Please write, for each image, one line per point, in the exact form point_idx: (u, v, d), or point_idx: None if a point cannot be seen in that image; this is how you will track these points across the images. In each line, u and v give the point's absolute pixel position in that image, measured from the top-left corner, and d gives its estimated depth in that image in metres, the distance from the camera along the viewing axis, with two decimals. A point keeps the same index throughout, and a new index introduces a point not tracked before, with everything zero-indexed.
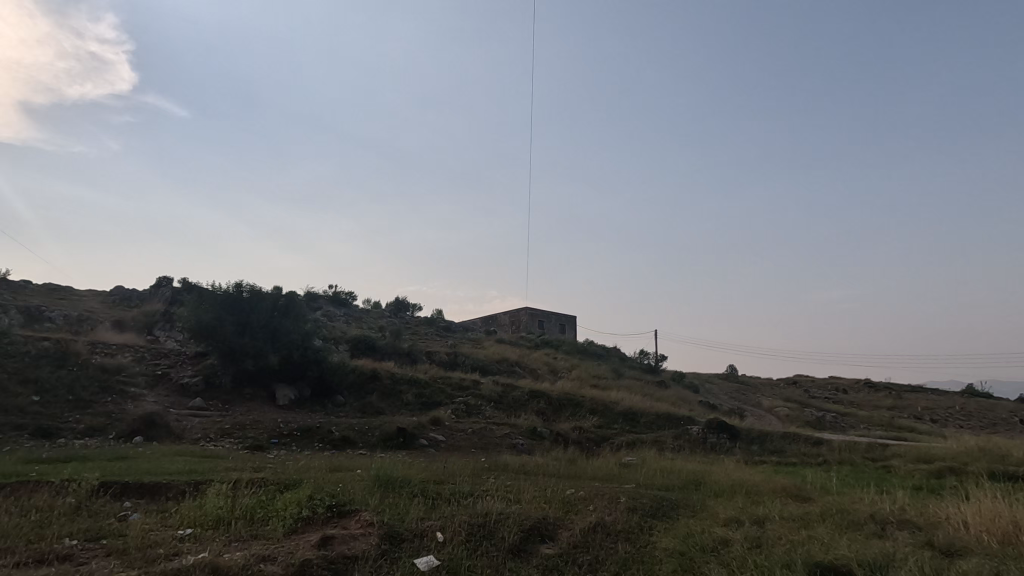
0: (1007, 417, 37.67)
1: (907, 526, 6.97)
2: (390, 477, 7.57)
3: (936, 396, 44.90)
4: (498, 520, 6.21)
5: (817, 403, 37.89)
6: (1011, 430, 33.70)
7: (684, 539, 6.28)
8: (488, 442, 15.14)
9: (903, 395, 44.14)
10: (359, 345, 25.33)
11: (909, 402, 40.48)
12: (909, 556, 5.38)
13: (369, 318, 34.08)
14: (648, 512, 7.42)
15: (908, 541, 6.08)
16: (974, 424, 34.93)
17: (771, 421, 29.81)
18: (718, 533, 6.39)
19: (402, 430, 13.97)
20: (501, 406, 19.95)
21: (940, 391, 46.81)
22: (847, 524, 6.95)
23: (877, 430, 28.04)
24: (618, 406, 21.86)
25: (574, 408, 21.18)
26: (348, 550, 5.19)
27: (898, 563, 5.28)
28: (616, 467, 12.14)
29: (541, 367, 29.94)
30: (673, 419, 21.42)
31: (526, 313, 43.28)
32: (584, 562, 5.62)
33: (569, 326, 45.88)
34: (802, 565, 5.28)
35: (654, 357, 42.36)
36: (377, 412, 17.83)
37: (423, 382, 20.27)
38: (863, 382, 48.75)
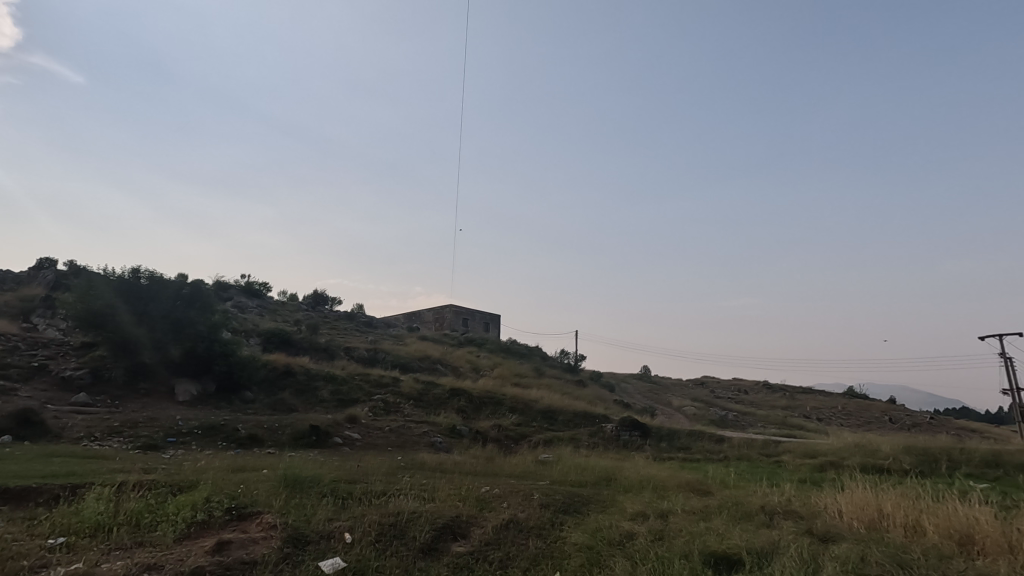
0: (880, 416, 42.04)
1: (791, 515, 7.61)
2: (298, 476, 7.25)
3: (822, 397, 49.51)
4: (410, 520, 6.11)
5: (721, 403, 40.50)
6: (882, 428, 37.74)
7: (593, 533, 6.49)
8: (406, 440, 14.88)
9: (795, 396, 48.27)
10: (272, 339, 24.06)
11: (800, 403, 44.23)
12: (791, 543, 5.88)
13: (285, 311, 32.49)
14: (560, 508, 7.60)
15: (792, 529, 6.64)
16: (853, 422, 38.70)
17: (680, 420, 31.51)
18: (625, 527, 6.67)
19: (315, 428, 13.40)
20: (421, 404, 19.66)
21: (826, 392, 51.54)
22: (740, 516, 7.47)
23: (772, 428, 30.36)
24: (537, 405, 22.18)
25: (494, 406, 21.29)
26: (246, 555, 4.91)
27: (780, 550, 5.76)
28: (532, 464, 12.36)
29: (464, 365, 29.86)
30: (590, 417, 22.09)
31: (450, 311, 42.99)
32: (494, 559, 5.64)
33: (493, 324, 46.09)
34: (699, 555, 5.62)
35: (574, 357, 43.55)
36: (289, 409, 16.99)
37: (340, 379, 19.58)
38: (762, 383, 52.80)
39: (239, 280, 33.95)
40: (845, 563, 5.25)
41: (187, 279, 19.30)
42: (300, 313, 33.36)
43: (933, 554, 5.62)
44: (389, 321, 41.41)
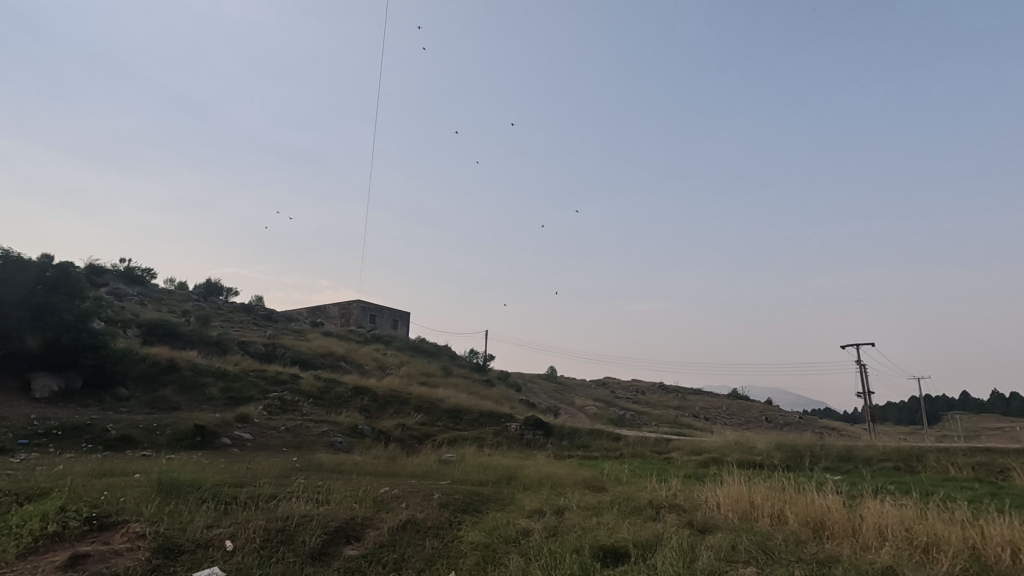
0: (757, 416, 46.18)
1: (675, 508, 8.16)
2: (176, 481, 6.69)
3: (709, 397, 53.60)
4: (299, 524, 5.84)
5: (620, 403, 42.56)
6: (759, 426, 41.52)
7: (491, 532, 6.56)
8: (303, 440, 14.18)
9: (686, 396, 51.86)
10: (155, 331, 21.98)
11: (690, 403, 47.55)
12: (673, 534, 6.30)
13: (171, 300, 29.78)
14: (459, 507, 7.60)
15: (675, 522, 7.12)
16: (735, 422, 42.19)
17: (582, 419, 32.71)
18: (521, 525, 6.80)
19: (200, 428, 12.42)
20: (321, 403, 18.84)
21: (713, 395, 55.84)
22: (630, 510, 7.88)
23: (664, 427, 32.38)
24: (443, 404, 22.05)
25: (399, 405, 20.89)
26: (105, 570, 4.44)
27: (663, 540, 6.16)
28: (435, 463, 12.30)
29: (369, 363, 29.02)
30: (495, 416, 22.34)
31: (357, 307, 41.61)
32: (388, 561, 5.52)
33: (402, 322, 45.22)
34: (589, 550, 5.87)
35: (483, 356, 43.85)
36: (172, 407, 15.62)
37: (232, 375, 18.29)
38: (657, 386, 56.22)
39: (118, 265, 30.69)
40: (719, 551, 5.71)
41: (51, 261, 17.12)
42: (190, 303, 30.77)
43: (791, 540, 6.27)
44: (290, 315, 39.28)
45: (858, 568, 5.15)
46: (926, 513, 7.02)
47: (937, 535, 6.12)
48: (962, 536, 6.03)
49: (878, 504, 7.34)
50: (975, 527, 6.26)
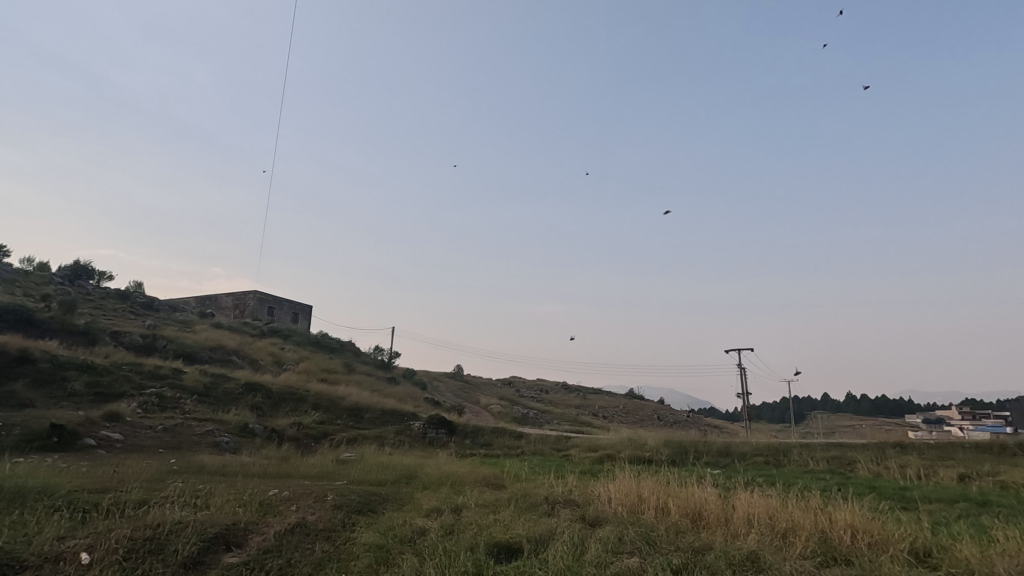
0: (651, 414, 49.05)
1: (569, 503, 8.45)
2: (22, 488, 5.90)
3: (608, 397, 56.19)
4: (172, 532, 5.37)
5: (524, 401, 43.41)
6: (651, 424, 44.16)
7: (385, 532, 6.42)
8: (184, 440, 13.05)
9: (587, 396, 53.96)
10: (5, 317, 19.22)
11: (591, 402, 49.50)
12: (565, 529, 6.53)
13: (27, 283, 26.16)
14: (353, 509, 7.36)
15: (568, 517, 7.39)
16: (630, 420, 44.52)
17: (486, 417, 33.00)
18: (417, 524, 6.72)
19: (57, 428, 11.02)
20: (207, 400, 17.46)
21: (612, 394, 58.56)
22: (526, 507, 8.06)
23: (565, 425, 33.46)
24: (344, 402, 21.26)
25: (295, 403, 19.85)
26: None
27: (555, 535, 6.38)
28: (332, 463, 11.83)
29: (264, 358, 27.30)
30: (398, 414, 21.88)
31: (253, 298, 38.94)
32: (272, 567, 5.23)
33: (303, 316, 43.05)
34: (484, 547, 5.94)
35: (388, 353, 42.82)
36: (24, 404, 13.75)
37: (101, 369, 16.43)
38: (560, 385, 58.00)
39: None
40: (606, 543, 6.01)
41: None
42: (51, 286, 27.20)
43: (672, 530, 6.73)
44: (174, 304, 35.92)
45: (728, 554, 5.64)
46: (787, 502, 7.84)
47: (794, 521, 6.83)
48: (814, 521, 6.78)
49: (748, 495, 8.06)
50: (825, 513, 7.06)
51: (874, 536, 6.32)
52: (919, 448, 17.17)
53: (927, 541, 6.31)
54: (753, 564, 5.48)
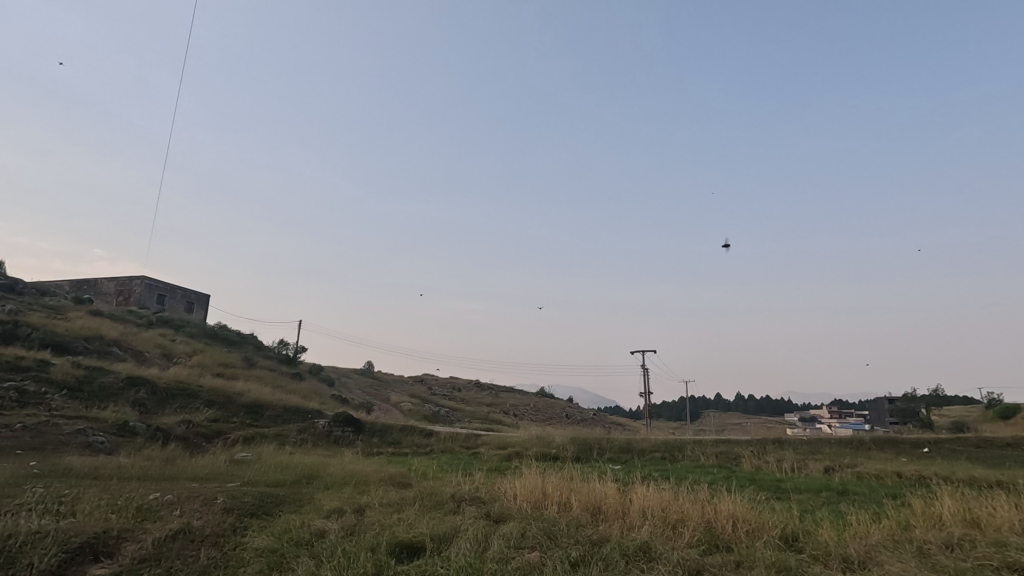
0: (560, 412, 50.44)
1: (475, 500, 8.49)
2: None
3: (519, 395, 57.13)
4: (26, 544, 4.78)
5: (436, 399, 43.07)
6: (559, 422, 45.46)
7: (279, 536, 6.10)
8: (49, 441, 11.65)
9: (499, 394, 54.52)
10: None
11: (502, 401, 50.06)
12: (470, 526, 6.56)
13: None
14: (246, 512, 6.93)
15: (474, 514, 7.42)
16: (540, 418, 45.57)
17: (396, 415, 32.34)
18: (315, 526, 6.45)
19: None
20: (80, 396, 15.71)
21: (523, 392, 59.59)
22: (431, 505, 8.00)
23: (475, 423, 33.55)
24: (241, 398, 19.96)
25: (186, 399, 18.38)
26: None
27: (459, 533, 6.38)
28: (225, 463, 11.09)
29: (151, 350, 25.00)
30: (301, 412, 20.89)
31: (141, 284, 35.51)
32: None
33: (198, 305, 39.92)
34: (385, 547, 5.83)
35: (294, 348, 40.80)
36: None
37: None
38: (473, 383, 58.18)
39: None
40: (509, 539, 6.11)
41: None
42: None
43: (572, 524, 6.96)
44: (43, 287, 31.95)
45: (623, 545, 5.92)
46: (679, 494, 8.38)
47: (684, 512, 7.31)
48: (701, 512, 7.28)
49: (644, 489, 8.51)
50: (710, 505, 7.61)
51: (751, 523, 6.91)
52: (794, 444, 18.98)
53: (795, 528, 6.99)
54: (645, 554, 5.79)
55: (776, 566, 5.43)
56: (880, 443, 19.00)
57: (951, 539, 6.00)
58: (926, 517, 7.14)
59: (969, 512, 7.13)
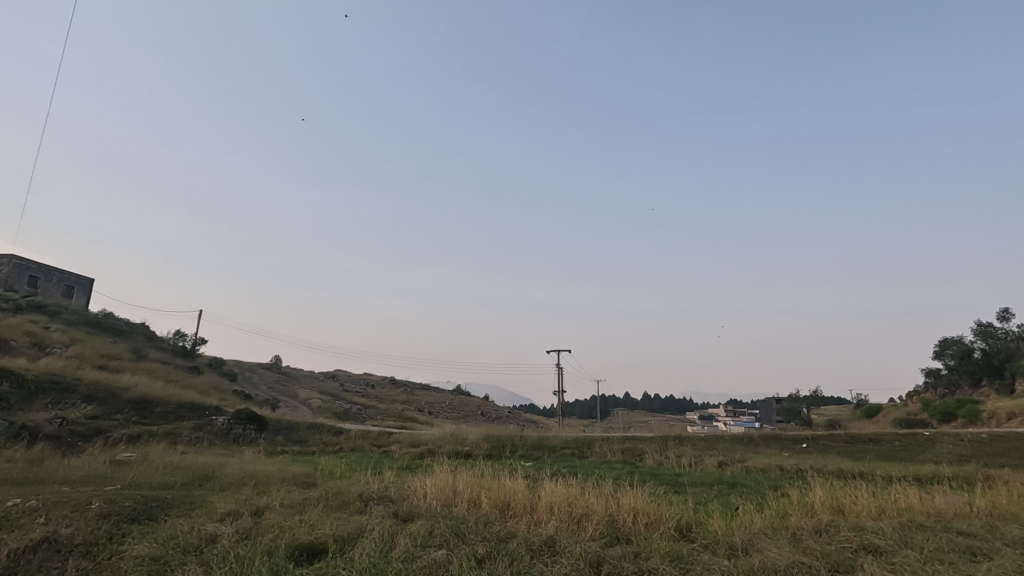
0: (475, 410, 50.60)
1: (383, 499, 8.30)
2: None
3: (435, 392, 56.64)
4: None
5: (347, 396, 41.70)
6: (474, 420, 45.65)
7: (164, 543, 5.64)
8: None
9: (414, 391, 53.78)
10: None
11: (417, 398, 49.41)
12: (376, 526, 6.41)
13: None
14: (127, 518, 6.34)
15: (381, 513, 7.25)
16: (455, 415, 45.48)
17: (304, 412, 30.98)
18: (206, 531, 6.04)
19: None
20: None
21: (438, 390, 59.17)
22: (337, 505, 7.74)
23: (388, 420, 32.91)
24: (127, 394, 18.24)
25: (59, 394, 16.50)
26: None
27: (365, 533, 6.22)
28: (105, 465, 10.08)
29: (18, 339, 22.20)
30: (197, 408, 19.43)
31: (8, 264, 31.44)
32: None
33: (79, 290, 36.01)
34: (284, 550, 5.57)
35: (192, 339, 37.90)
36: None
37: None
38: (388, 380, 57.00)
39: None
40: (416, 538, 6.04)
41: None
42: None
43: (480, 521, 7.00)
44: None
45: (529, 541, 6.03)
46: (584, 489, 8.67)
47: (588, 506, 7.57)
48: (605, 506, 7.58)
49: (552, 484, 8.74)
50: (613, 499, 7.95)
51: (650, 516, 7.29)
52: (692, 441, 20.27)
53: (689, 519, 7.45)
54: (550, 548, 5.95)
55: (670, 556, 5.76)
56: (767, 439, 20.74)
57: (819, 525, 6.68)
58: (801, 506, 7.89)
59: (836, 501, 7.96)
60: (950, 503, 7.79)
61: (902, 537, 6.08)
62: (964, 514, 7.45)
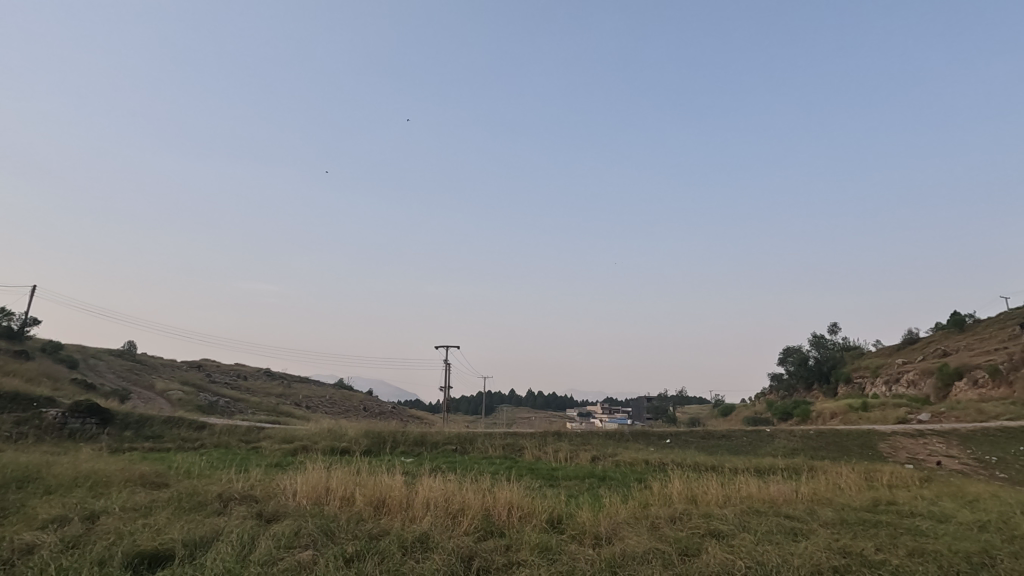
0: (358, 405, 48.87)
1: (246, 498, 7.71)
2: None
3: (315, 386, 53.88)
4: None
5: (214, 388, 38.23)
6: (356, 415, 44.15)
7: None
8: None
9: (291, 384, 50.73)
10: None
11: (294, 391, 46.69)
12: (235, 527, 5.94)
13: None
14: None
15: (241, 514, 6.74)
16: (335, 410, 43.60)
17: (160, 405, 27.90)
18: (24, 541, 5.22)
19: None
20: None
21: (319, 383, 56.35)
22: (190, 507, 7.04)
23: (260, 414, 30.76)
24: None
25: None
26: None
27: (222, 535, 5.74)
28: None
29: None
30: (22, 399, 16.70)
31: None
32: None
33: None
34: (119, 559, 4.97)
35: (21, 319, 32.56)
36: None
37: None
38: (262, 372, 53.26)
39: None
40: (280, 539, 5.69)
41: None
42: None
43: (353, 519, 6.74)
44: None
45: (401, 538, 5.93)
46: (461, 485, 8.68)
47: (464, 501, 7.60)
48: (482, 501, 7.66)
49: (430, 480, 8.67)
50: (490, 493, 8.07)
51: (524, 509, 7.48)
52: (570, 437, 21.19)
53: (560, 511, 7.76)
54: (422, 543, 5.89)
55: (539, 547, 5.97)
56: (636, 435, 22.25)
57: (674, 514, 7.28)
58: (661, 496, 8.57)
59: (690, 491, 8.73)
60: (779, 490, 8.88)
61: (741, 522, 6.82)
62: (790, 500, 8.56)
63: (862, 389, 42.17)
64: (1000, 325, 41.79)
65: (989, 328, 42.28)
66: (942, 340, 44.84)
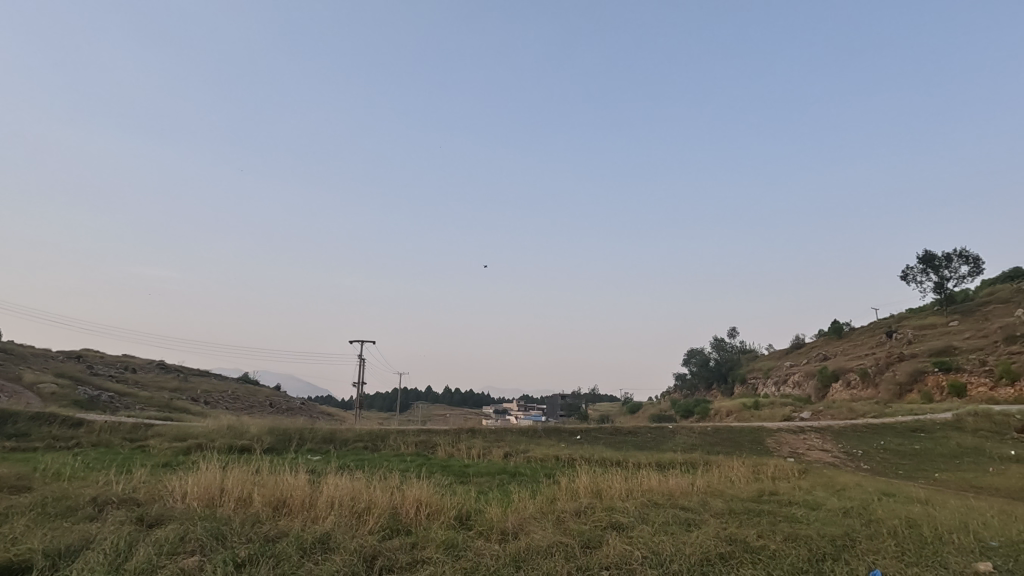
0: (263, 401, 46.27)
1: (125, 502, 7.02)
2: None
3: (215, 380, 50.40)
4: None
5: (95, 381, 34.69)
6: (261, 411, 41.77)
7: None
8: None
9: (189, 378, 47.14)
10: None
11: (191, 385, 43.40)
12: (109, 534, 5.41)
13: None
14: None
15: (118, 519, 6.13)
16: (237, 406, 41.02)
17: (28, 401, 24.93)
18: None
19: None
20: None
21: (220, 378, 52.74)
22: (57, 513, 6.32)
23: (149, 411, 28.30)
24: None
25: None
26: None
27: (93, 543, 5.20)
28: None
29: None
30: None
31: None
32: None
33: None
34: None
35: None
36: None
37: None
38: (154, 364, 49.10)
39: None
40: (163, 545, 5.25)
41: None
42: None
43: (248, 521, 6.35)
44: None
45: (300, 539, 5.66)
46: (368, 483, 8.40)
47: (371, 500, 7.38)
48: (389, 500, 7.47)
49: (336, 478, 8.30)
50: (398, 491, 7.89)
51: (432, 507, 7.39)
52: (483, 433, 21.29)
53: (469, 507, 7.76)
54: (322, 545, 5.65)
55: (445, 544, 5.92)
56: (548, 431, 22.75)
57: (579, 508, 7.50)
58: (568, 491, 8.81)
59: (595, 485, 9.05)
60: (677, 483, 9.44)
61: (640, 514, 7.15)
62: (685, 492, 9.12)
63: (755, 389, 45.71)
64: (870, 333, 46.90)
65: (861, 336, 47.38)
66: (824, 346, 49.59)
